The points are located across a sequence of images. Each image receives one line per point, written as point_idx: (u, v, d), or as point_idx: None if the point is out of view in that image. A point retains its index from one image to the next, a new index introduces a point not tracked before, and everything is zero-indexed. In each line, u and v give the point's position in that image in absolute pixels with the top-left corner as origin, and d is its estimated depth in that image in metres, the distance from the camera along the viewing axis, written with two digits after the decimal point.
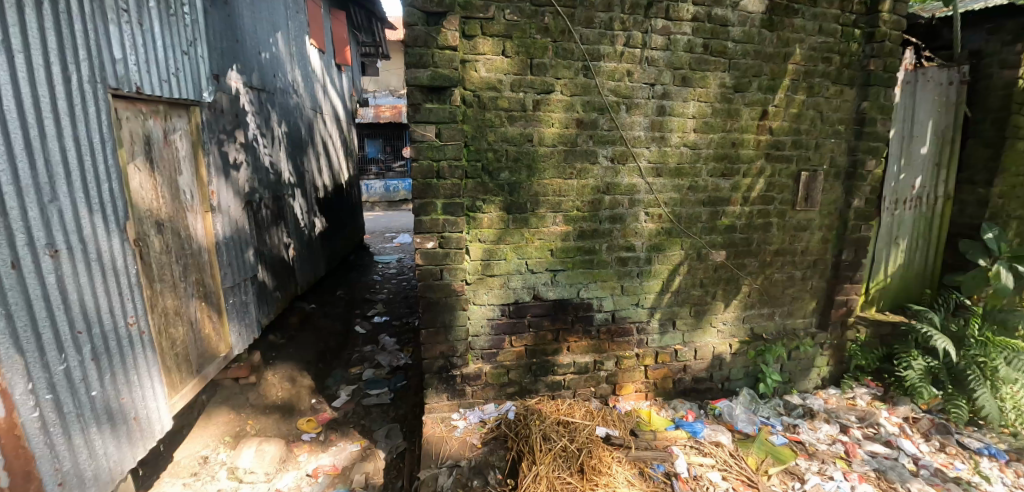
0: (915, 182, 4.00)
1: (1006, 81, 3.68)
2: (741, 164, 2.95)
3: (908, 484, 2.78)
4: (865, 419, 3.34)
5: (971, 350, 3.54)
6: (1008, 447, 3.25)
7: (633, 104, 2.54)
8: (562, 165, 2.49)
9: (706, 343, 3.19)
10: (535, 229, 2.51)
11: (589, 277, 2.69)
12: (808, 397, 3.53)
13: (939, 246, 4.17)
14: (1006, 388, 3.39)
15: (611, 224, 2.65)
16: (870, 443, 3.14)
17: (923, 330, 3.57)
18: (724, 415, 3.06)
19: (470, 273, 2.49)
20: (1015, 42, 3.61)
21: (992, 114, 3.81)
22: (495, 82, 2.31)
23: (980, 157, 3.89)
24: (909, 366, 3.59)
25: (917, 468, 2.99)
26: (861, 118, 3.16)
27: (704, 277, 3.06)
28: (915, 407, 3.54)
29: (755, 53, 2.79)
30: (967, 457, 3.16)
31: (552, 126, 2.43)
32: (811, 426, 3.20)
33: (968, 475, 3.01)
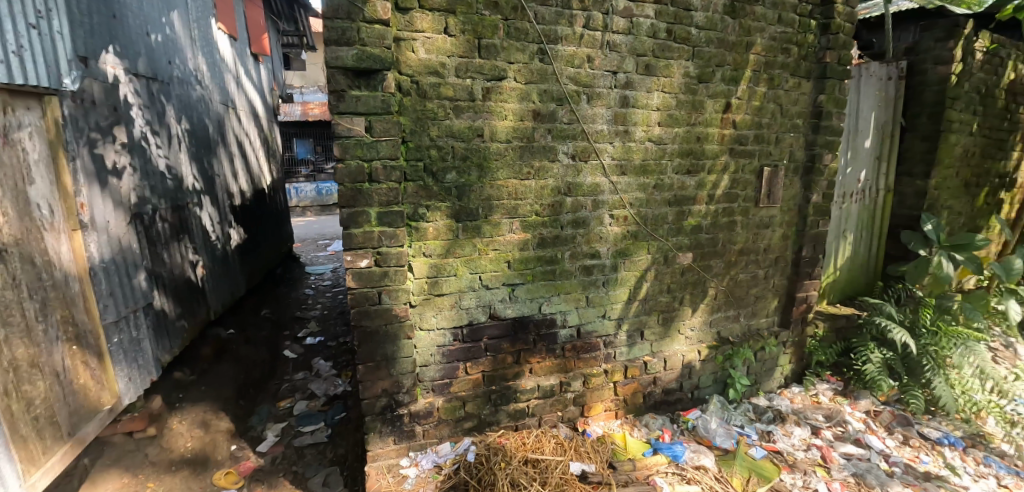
0: (860, 176, 3.91)
1: (939, 77, 3.79)
2: (706, 159, 2.72)
3: (887, 488, 2.64)
4: (832, 418, 3.18)
5: (927, 342, 3.53)
6: (963, 434, 3.21)
7: (593, 94, 2.27)
8: (519, 164, 2.18)
9: (675, 352, 2.95)
10: (489, 238, 2.20)
11: (550, 290, 2.40)
12: (773, 398, 3.34)
13: (881, 238, 4.14)
14: (954, 374, 3.42)
15: (573, 230, 2.37)
16: (842, 444, 2.98)
17: (880, 322, 3.51)
18: (698, 428, 2.84)
19: (414, 293, 2.14)
20: (947, 39, 3.71)
21: (927, 109, 3.90)
22: (436, 65, 1.98)
23: (917, 150, 3.98)
24: (868, 359, 3.50)
25: (890, 467, 2.85)
26: (818, 112, 3.05)
27: (671, 282, 2.82)
28: (876, 401, 3.44)
29: (718, 41, 2.56)
30: (930, 448, 3.06)
31: (506, 119, 2.13)
32: (784, 431, 3.01)
33: (936, 469, 2.90)
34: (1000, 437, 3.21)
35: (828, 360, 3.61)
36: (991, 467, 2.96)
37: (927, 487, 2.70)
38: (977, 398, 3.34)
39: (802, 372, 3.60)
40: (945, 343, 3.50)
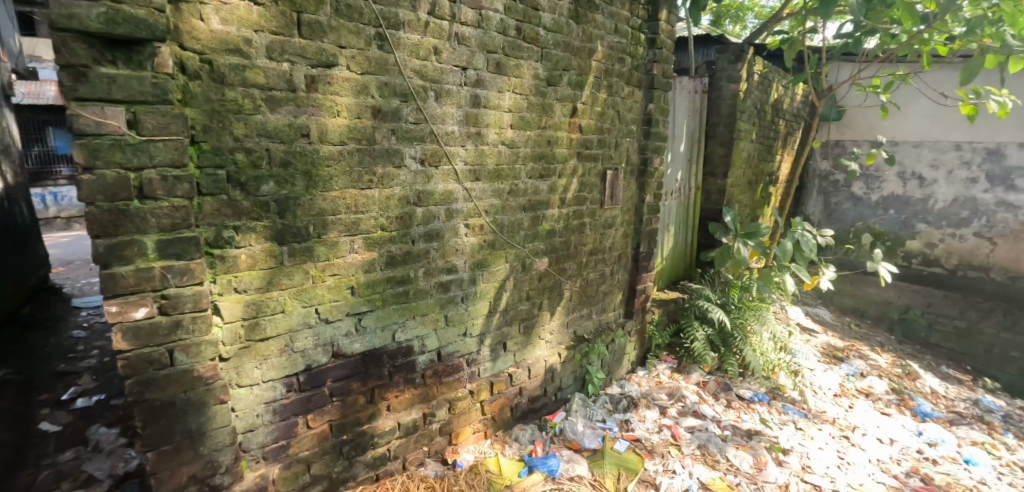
0: (678, 177, 4.24)
1: (731, 93, 4.27)
2: (557, 163, 2.64)
3: (726, 454, 2.86)
4: (673, 395, 3.39)
5: (738, 317, 3.95)
6: (766, 390, 3.70)
7: (442, 91, 2.00)
8: (358, 170, 1.82)
9: (537, 358, 2.85)
10: (326, 262, 1.81)
11: (403, 315, 2.09)
12: (624, 385, 3.45)
13: (695, 230, 4.60)
14: (756, 339, 3.88)
15: (426, 243, 2.08)
16: (685, 418, 3.18)
17: (703, 305, 3.86)
18: (566, 432, 2.80)
19: (225, 344, 1.66)
20: (737, 62, 4.19)
21: (724, 119, 4.36)
22: (238, 42, 1.53)
23: (717, 155, 4.44)
24: (694, 337, 3.81)
25: (723, 432, 3.11)
26: (648, 119, 3.19)
27: (530, 289, 2.69)
28: (704, 372, 3.77)
29: (564, 45, 2.49)
30: (748, 408, 3.45)
31: (339, 116, 1.75)
32: (637, 417, 3.11)
33: (755, 425, 3.27)
34: (792, 387, 3.76)
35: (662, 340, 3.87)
36: (790, 415, 3.44)
37: (754, 445, 2.99)
38: (773, 357, 3.87)
39: (644, 356, 3.81)
40: (748, 316, 3.96)
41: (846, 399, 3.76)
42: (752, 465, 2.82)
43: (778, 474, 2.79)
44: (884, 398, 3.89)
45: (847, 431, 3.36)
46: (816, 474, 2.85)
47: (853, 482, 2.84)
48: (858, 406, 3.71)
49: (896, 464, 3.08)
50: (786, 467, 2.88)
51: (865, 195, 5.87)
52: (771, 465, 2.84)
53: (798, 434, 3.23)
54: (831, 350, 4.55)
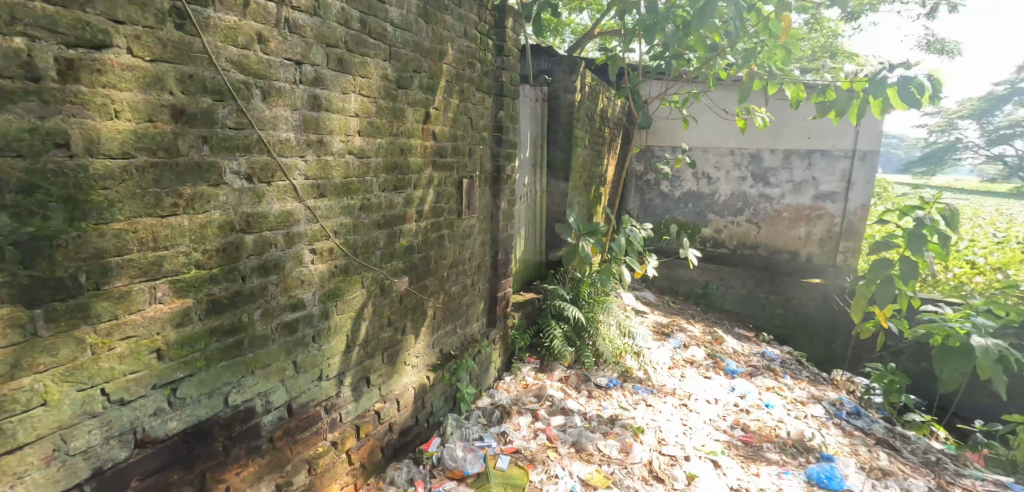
0: (525, 181, 4.16)
1: (568, 102, 4.39)
2: (412, 173, 2.35)
3: (598, 447, 2.83)
4: (540, 396, 3.28)
5: (589, 312, 4.01)
6: (619, 374, 3.77)
7: (271, 89, 1.60)
8: (154, 192, 1.35)
9: (405, 386, 2.52)
10: (114, 322, 1.32)
11: (239, 372, 1.66)
12: (493, 394, 3.27)
13: (542, 231, 4.58)
14: (604, 327, 3.95)
15: (261, 279, 1.67)
16: (555, 418, 3.09)
17: (559, 304, 3.85)
18: (445, 461, 2.53)
19: None
20: (570, 73, 4.32)
21: (562, 127, 4.44)
22: None
23: (559, 160, 4.51)
24: (553, 336, 3.76)
25: (590, 423, 3.08)
26: (499, 126, 3.08)
27: (392, 313, 2.35)
28: (564, 368, 3.72)
29: (413, 44, 2.23)
30: (607, 394, 3.49)
31: (118, 117, 1.26)
32: (512, 426, 2.93)
33: (616, 410, 3.31)
34: (638, 367, 3.88)
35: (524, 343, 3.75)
36: (640, 394, 3.58)
37: (618, 431, 2.99)
38: (620, 342, 3.96)
39: (508, 361, 3.65)
40: (597, 309, 4.05)
41: (678, 369, 4.09)
42: (619, 450, 2.84)
43: (642, 453, 2.85)
44: (703, 363, 4.35)
45: (684, 399, 3.64)
46: (669, 444, 3.00)
47: (698, 444, 3.07)
48: (688, 374, 4.06)
49: (722, 421, 3.44)
50: (645, 444, 2.95)
51: (670, 191, 6.71)
52: (636, 446, 2.89)
53: (650, 411, 3.37)
54: (659, 325, 4.92)
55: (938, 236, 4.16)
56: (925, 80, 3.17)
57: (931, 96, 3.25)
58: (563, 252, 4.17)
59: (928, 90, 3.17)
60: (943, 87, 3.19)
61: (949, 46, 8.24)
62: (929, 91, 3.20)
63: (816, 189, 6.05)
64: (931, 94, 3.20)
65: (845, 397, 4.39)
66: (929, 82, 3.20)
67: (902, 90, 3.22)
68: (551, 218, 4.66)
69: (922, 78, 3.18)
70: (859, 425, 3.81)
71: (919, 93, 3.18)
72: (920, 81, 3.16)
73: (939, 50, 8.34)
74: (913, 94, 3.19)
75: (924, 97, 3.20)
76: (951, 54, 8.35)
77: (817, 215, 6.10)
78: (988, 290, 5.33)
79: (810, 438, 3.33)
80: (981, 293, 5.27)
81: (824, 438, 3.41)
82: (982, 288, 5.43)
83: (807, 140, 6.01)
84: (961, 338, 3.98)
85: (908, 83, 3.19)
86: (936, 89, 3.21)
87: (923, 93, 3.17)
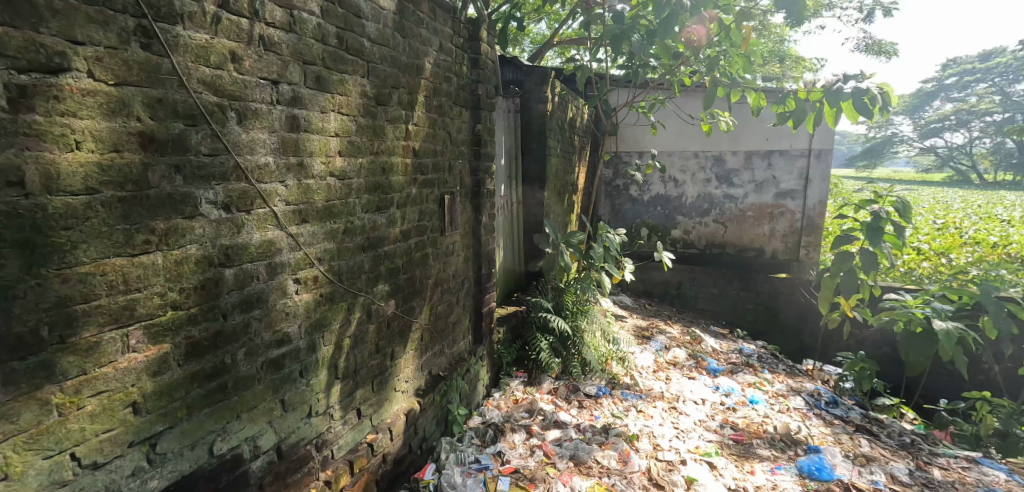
0: (501, 191, 4.03)
1: (540, 113, 4.33)
2: (394, 193, 2.24)
3: (597, 459, 2.72)
4: (532, 410, 3.14)
5: (573, 322, 3.89)
6: (606, 382, 3.67)
7: (247, 110, 1.50)
8: (123, 229, 1.23)
9: (395, 414, 2.37)
10: (83, 378, 1.19)
11: (223, 419, 1.53)
12: (484, 413, 3.10)
13: (520, 241, 4.47)
14: (588, 335, 3.85)
15: (244, 315, 1.56)
16: (549, 432, 2.95)
17: (544, 315, 3.73)
18: (443, 489, 2.37)
19: None
20: (542, 84, 4.28)
21: (535, 137, 4.38)
22: None
23: (533, 171, 4.43)
24: (539, 348, 3.63)
25: (585, 434, 2.96)
26: (477, 139, 2.99)
27: (379, 339, 2.22)
28: (553, 380, 3.58)
29: (391, 59, 2.14)
30: (597, 403, 3.38)
31: (79, 148, 1.14)
32: (507, 444, 2.77)
33: (608, 419, 3.20)
34: (624, 373, 3.85)
35: (511, 356, 3.62)
36: (630, 400, 3.49)
37: (614, 441, 2.89)
38: (605, 348, 3.90)
39: (496, 377, 3.51)
40: (581, 318, 3.93)
41: (662, 373, 4.02)
42: (618, 460, 2.74)
43: (640, 460, 2.76)
44: (686, 364, 4.30)
45: (673, 401, 3.57)
46: (665, 449, 2.92)
47: (692, 446, 3.00)
48: (673, 376, 4.00)
49: (711, 420, 3.39)
50: (642, 451, 2.86)
51: (639, 196, 6.73)
52: (634, 454, 2.80)
53: (641, 417, 3.27)
54: (639, 329, 4.86)
55: (893, 226, 4.22)
56: (876, 93, 3.22)
57: (881, 108, 3.30)
58: (543, 261, 4.05)
59: (880, 102, 3.21)
60: (891, 101, 3.25)
61: (886, 48, 8.57)
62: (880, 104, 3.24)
63: (776, 187, 6.18)
64: (881, 105, 3.25)
65: (821, 387, 4.37)
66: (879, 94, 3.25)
67: (856, 102, 3.23)
68: (529, 229, 4.57)
69: (874, 91, 3.23)
70: (837, 414, 3.80)
71: (872, 105, 3.22)
72: (873, 93, 3.20)
73: (877, 52, 8.66)
74: (866, 105, 3.22)
75: (875, 108, 3.24)
76: (887, 55, 8.69)
77: (779, 212, 6.21)
78: (937, 274, 5.51)
79: (795, 430, 3.30)
80: (932, 279, 5.41)
81: (810, 430, 3.39)
82: (930, 273, 5.59)
83: (765, 141, 6.15)
84: (923, 323, 4.02)
85: (862, 95, 3.21)
86: (885, 102, 3.27)
87: (876, 105, 3.21)
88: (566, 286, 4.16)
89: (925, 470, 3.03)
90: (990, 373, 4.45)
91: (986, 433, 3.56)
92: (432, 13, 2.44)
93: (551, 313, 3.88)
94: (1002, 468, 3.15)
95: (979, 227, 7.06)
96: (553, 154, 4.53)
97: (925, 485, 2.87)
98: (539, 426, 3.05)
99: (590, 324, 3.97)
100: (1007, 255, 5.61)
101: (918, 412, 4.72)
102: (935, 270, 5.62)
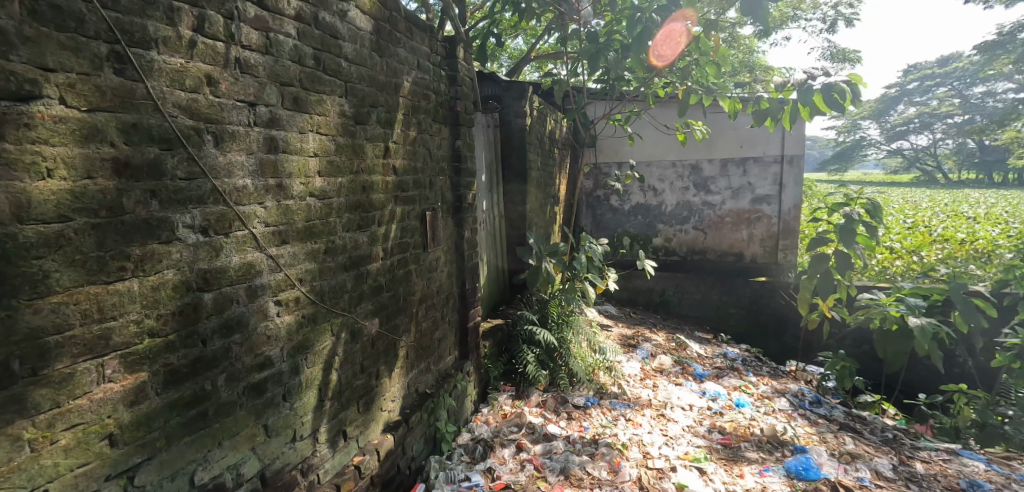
0: (483, 205, 4.04)
1: (519, 127, 4.37)
2: (375, 211, 2.23)
3: (588, 471, 2.71)
4: (521, 424, 3.11)
5: (559, 333, 3.88)
6: (595, 392, 3.66)
7: (224, 133, 1.49)
8: (96, 256, 1.21)
9: (382, 434, 2.33)
10: (56, 411, 1.16)
11: (204, 447, 1.49)
12: (473, 429, 3.06)
13: (503, 255, 4.47)
14: (574, 346, 3.85)
15: (224, 340, 1.53)
16: (539, 445, 2.92)
17: (529, 328, 3.71)
18: None
19: None
20: (520, 99, 4.32)
21: (515, 151, 4.40)
22: None
23: (515, 185, 4.45)
24: (526, 361, 3.61)
25: (576, 445, 2.95)
26: (457, 155, 3.00)
27: (364, 359, 2.19)
28: (540, 392, 3.56)
29: (369, 79, 2.14)
30: (586, 414, 3.37)
31: (50, 176, 1.12)
32: (497, 460, 2.75)
33: (597, 429, 3.19)
34: (611, 382, 3.85)
35: (497, 371, 3.60)
36: (619, 409, 3.49)
37: (604, 451, 2.88)
38: (592, 359, 3.90)
39: (483, 391, 3.48)
40: (566, 329, 3.92)
41: (649, 381, 4.04)
42: (609, 470, 2.73)
43: (630, 469, 2.76)
44: (672, 370, 4.33)
45: (661, 409, 3.58)
46: (655, 457, 2.93)
47: (681, 453, 3.01)
48: (660, 383, 4.02)
49: (699, 425, 3.41)
50: (632, 460, 2.86)
51: (620, 205, 6.80)
52: (624, 463, 2.79)
53: (631, 426, 3.27)
54: (624, 338, 4.88)
55: (865, 228, 4.33)
56: (845, 85, 3.32)
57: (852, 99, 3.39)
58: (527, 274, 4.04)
59: (848, 95, 3.32)
60: (859, 89, 3.35)
61: (850, 55, 8.87)
62: (850, 95, 3.34)
63: (752, 193, 6.31)
64: (850, 97, 3.35)
65: (804, 387, 4.43)
66: (848, 86, 3.34)
67: (826, 97, 3.33)
68: (511, 242, 4.57)
69: (843, 84, 3.32)
70: (821, 413, 3.86)
71: (841, 98, 3.32)
72: (841, 87, 3.30)
73: (841, 59, 8.96)
74: (835, 99, 3.33)
75: (845, 100, 3.34)
76: (852, 62, 8.98)
77: (756, 218, 6.34)
78: (910, 272, 5.65)
79: (781, 431, 3.33)
80: (906, 277, 5.55)
81: (796, 430, 3.43)
82: (904, 271, 5.72)
83: (739, 148, 6.29)
84: (898, 320, 4.09)
85: (831, 90, 3.31)
86: (855, 93, 3.36)
87: (845, 98, 3.32)
88: (550, 297, 4.15)
89: (908, 465, 3.07)
90: (965, 367, 4.56)
91: (964, 425, 3.63)
92: (408, 32, 2.46)
93: (536, 325, 3.87)
94: (982, 459, 3.21)
95: (947, 225, 7.26)
96: (533, 168, 4.56)
97: (909, 479, 2.91)
98: (529, 439, 3.02)
99: (576, 334, 3.97)
100: (975, 251, 5.79)
101: (900, 408, 4.81)
102: (908, 268, 5.77)
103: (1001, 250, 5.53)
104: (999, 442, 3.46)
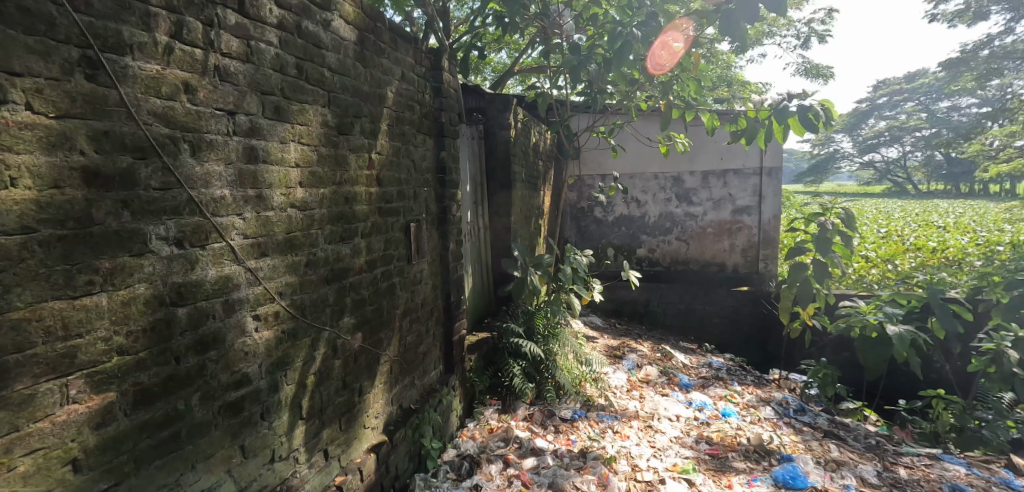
0: (468, 216, 4.01)
1: (503, 139, 4.36)
2: (357, 222, 2.18)
3: (577, 484, 2.65)
4: (508, 439, 3.05)
5: (545, 346, 3.84)
6: (582, 404, 3.62)
7: (201, 142, 1.44)
8: (62, 270, 1.15)
9: (364, 452, 2.26)
10: (15, 436, 1.09)
11: (176, 470, 1.43)
12: (458, 445, 2.98)
13: (487, 268, 4.42)
14: (560, 358, 3.81)
15: (199, 358, 1.47)
16: (526, 461, 2.87)
17: (515, 340, 3.65)
18: None
19: None
20: (505, 111, 4.32)
21: (501, 163, 4.38)
22: None
23: (500, 196, 4.42)
24: (513, 374, 3.55)
25: (563, 460, 2.90)
26: (441, 167, 2.97)
27: (346, 374, 2.13)
28: (527, 405, 3.51)
29: (353, 89, 2.11)
30: (574, 427, 3.33)
31: (14, 185, 1.07)
32: (483, 476, 2.69)
33: (585, 442, 3.15)
34: (598, 393, 3.81)
35: (483, 385, 3.55)
36: (606, 421, 3.45)
37: (591, 465, 2.84)
38: (579, 371, 3.86)
39: (470, 406, 3.41)
40: (552, 341, 3.89)
41: (636, 392, 4.01)
42: (597, 484, 2.69)
43: (619, 483, 2.72)
44: (658, 381, 4.32)
45: (648, 420, 3.56)
46: (643, 469, 2.90)
47: (668, 464, 2.98)
48: (646, 394, 4.00)
49: (686, 436, 3.38)
50: (620, 473, 2.82)
51: (604, 217, 6.81)
52: (612, 476, 2.75)
53: (618, 439, 3.24)
54: (609, 349, 4.86)
55: (844, 237, 4.39)
56: (818, 108, 3.37)
57: (825, 123, 3.45)
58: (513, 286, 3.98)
59: (822, 117, 3.37)
60: (833, 115, 3.40)
61: (823, 71, 9.09)
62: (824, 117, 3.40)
63: (733, 204, 6.39)
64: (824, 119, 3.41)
65: (788, 395, 4.45)
66: (822, 109, 3.41)
67: (801, 118, 3.38)
68: (496, 254, 4.53)
69: (817, 107, 3.38)
70: (806, 421, 3.87)
71: (816, 120, 3.37)
72: (816, 109, 3.35)
73: (815, 75, 9.18)
74: (811, 121, 3.37)
75: (819, 122, 3.39)
76: (825, 78, 9.20)
77: (736, 228, 6.41)
78: (886, 280, 5.75)
79: (767, 440, 3.32)
80: (883, 285, 5.64)
81: (782, 439, 3.42)
82: (880, 279, 5.82)
83: (720, 160, 6.37)
84: (877, 328, 4.15)
85: (807, 111, 3.36)
86: (827, 117, 3.42)
87: (820, 120, 3.36)
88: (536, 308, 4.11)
89: (893, 471, 3.08)
90: (942, 372, 4.63)
91: (944, 430, 3.67)
92: (392, 43, 2.43)
93: (522, 337, 3.82)
94: (962, 462, 3.25)
95: (920, 234, 7.43)
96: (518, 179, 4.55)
97: (894, 485, 2.92)
98: (516, 454, 2.96)
99: (562, 346, 3.94)
100: (947, 259, 5.92)
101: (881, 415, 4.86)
102: (884, 276, 5.86)
103: (971, 259, 5.67)
104: (977, 446, 3.50)
